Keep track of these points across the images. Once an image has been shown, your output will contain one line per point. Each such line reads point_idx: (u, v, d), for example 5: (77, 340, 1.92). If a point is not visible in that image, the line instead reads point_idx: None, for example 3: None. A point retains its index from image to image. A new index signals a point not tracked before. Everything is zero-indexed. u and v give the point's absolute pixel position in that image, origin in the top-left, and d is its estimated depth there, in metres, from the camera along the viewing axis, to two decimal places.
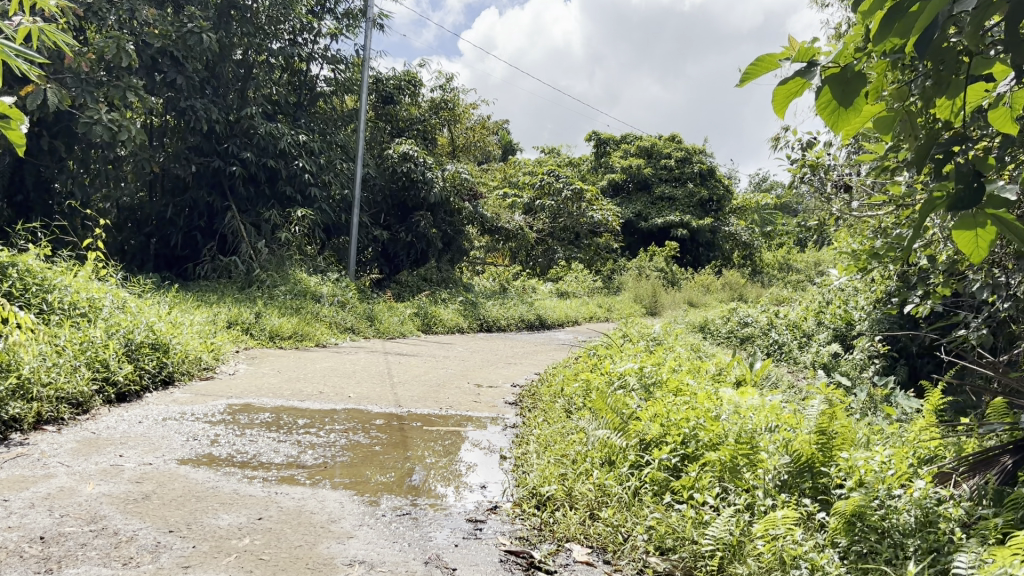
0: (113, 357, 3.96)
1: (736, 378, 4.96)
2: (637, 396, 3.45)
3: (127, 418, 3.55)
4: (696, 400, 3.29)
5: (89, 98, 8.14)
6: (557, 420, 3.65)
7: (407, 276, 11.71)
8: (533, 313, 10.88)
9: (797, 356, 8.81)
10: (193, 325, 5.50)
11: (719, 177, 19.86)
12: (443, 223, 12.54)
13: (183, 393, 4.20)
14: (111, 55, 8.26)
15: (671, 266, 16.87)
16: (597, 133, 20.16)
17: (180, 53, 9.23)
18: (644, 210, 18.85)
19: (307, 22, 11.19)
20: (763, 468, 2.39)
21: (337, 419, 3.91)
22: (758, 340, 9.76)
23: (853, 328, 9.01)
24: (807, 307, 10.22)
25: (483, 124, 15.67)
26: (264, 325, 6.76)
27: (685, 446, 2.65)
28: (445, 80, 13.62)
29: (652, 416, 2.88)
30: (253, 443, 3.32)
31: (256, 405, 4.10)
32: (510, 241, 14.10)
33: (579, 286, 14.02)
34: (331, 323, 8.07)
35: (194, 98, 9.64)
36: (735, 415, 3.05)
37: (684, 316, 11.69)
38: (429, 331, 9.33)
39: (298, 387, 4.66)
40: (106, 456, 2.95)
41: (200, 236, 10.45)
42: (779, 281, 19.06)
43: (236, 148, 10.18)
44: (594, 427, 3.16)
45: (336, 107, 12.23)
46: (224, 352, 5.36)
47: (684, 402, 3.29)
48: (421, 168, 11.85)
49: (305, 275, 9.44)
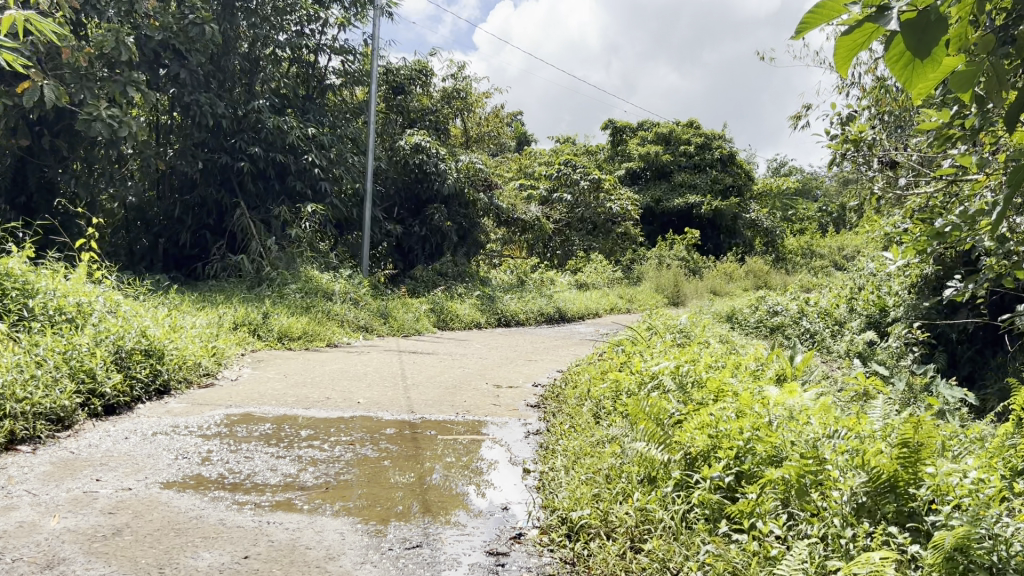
0: (100, 366, 3.64)
1: (775, 374, 4.57)
2: (676, 401, 3.08)
3: (113, 434, 3.23)
4: (743, 406, 2.92)
5: (88, 94, 7.84)
6: (587, 428, 3.28)
7: (422, 271, 11.38)
8: (553, 307, 10.52)
9: (831, 345, 8.39)
10: (194, 328, 5.18)
11: (739, 162, 19.37)
12: (458, 215, 12.20)
13: (178, 403, 3.88)
14: (110, 49, 7.96)
15: (692, 254, 16.42)
16: (612, 121, 19.71)
17: (182, 45, 8.94)
18: (663, 197, 18.41)
19: (314, 12, 10.87)
20: (834, 492, 2.03)
21: (344, 429, 3.57)
22: (789, 329, 9.33)
23: (887, 314, 8.60)
24: (838, 294, 9.77)
25: (496, 113, 15.29)
26: (272, 325, 6.43)
27: (738, 462, 2.29)
28: (457, 69, 13.28)
29: (697, 426, 2.53)
30: (249, 461, 2.99)
31: (257, 416, 3.77)
32: (526, 233, 13.80)
33: (598, 277, 13.61)
34: (343, 322, 7.73)
35: (198, 92, 9.34)
36: (792, 422, 2.68)
37: (710, 306, 11.27)
38: (445, 328, 8.99)
39: (304, 392, 4.32)
40: (80, 481, 2.62)
41: (209, 235, 10.15)
42: (804, 269, 18.54)
43: (244, 143, 9.87)
44: (631, 438, 2.80)
45: (345, 99, 11.90)
46: (225, 356, 5.04)
47: (729, 407, 2.92)
48: (434, 159, 11.52)
49: (317, 272, 9.12)
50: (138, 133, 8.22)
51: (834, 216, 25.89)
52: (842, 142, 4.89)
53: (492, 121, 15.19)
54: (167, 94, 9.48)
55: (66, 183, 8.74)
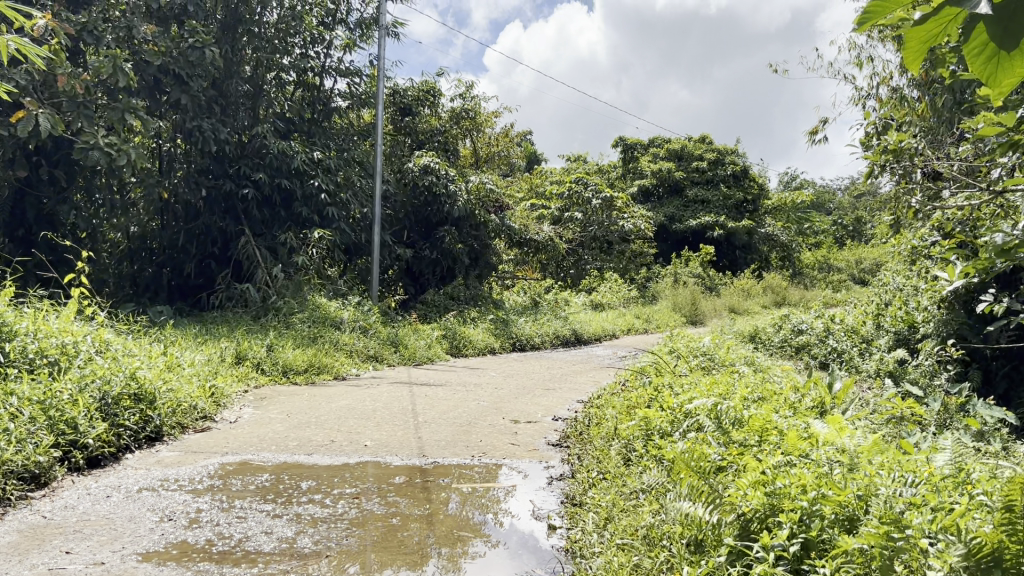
0: (82, 415, 3.36)
1: (813, 404, 4.23)
2: (719, 449, 2.76)
3: (93, 492, 2.94)
4: (796, 456, 2.60)
5: (86, 122, 7.61)
6: (617, 476, 2.95)
7: (433, 295, 11.08)
8: (569, 329, 10.20)
9: (860, 364, 8.00)
10: (191, 366, 4.91)
11: (753, 177, 19.04)
12: (469, 237, 11.91)
13: (171, 452, 3.58)
14: (107, 75, 7.75)
15: (708, 271, 16.07)
16: (623, 138, 19.43)
17: (183, 70, 8.73)
18: (677, 214, 18.11)
19: (319, 34, 10.67)
20: (926, 571, 1.70)
21: (348, 478, 3.26)
22: (814, 348, 8.97)
23: (917, 330, 8.22)
24: (864, 309, 9.39)
25: (506, 133, 15.03)
26: (276, 358, 6.15)
27: (803, 527, 1.97)
28: (465, 88, 13.04)
29: (751, 484, 2.21)
30: (242, 522, 2.68)
31: (255, 465, 3.46)
32: (539, 253, 13.49)
33: (614, 296, 13.29)
34: (352, 352, 7.43)
35: (201, 118, 9.12)
36: (857, 473, 2.35)
37: (731, 325, 10.91)
38: (458, 354, 8.68)
39: (307, 434, 4.02)
40: (46, 554, 2.32)
41: (214, 264, 9.90)
42: (823, 284, 18.17)
43: (249, 169, 9.64)
44: (672, 496, 2.47)
45: (351, 122, 11.69)
46: (225, 396, 4.75)
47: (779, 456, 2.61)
48: (443, 181, 11.23)
49: (324, 300, 8.84)
50: (137, 161, 7.98)
51: (850, 228, 25.44)
52: (881, 150, 4.56)
53: (502, 141, 14.93)
54: (168, 121, 9.26)
55: (66, 214, 8.51)
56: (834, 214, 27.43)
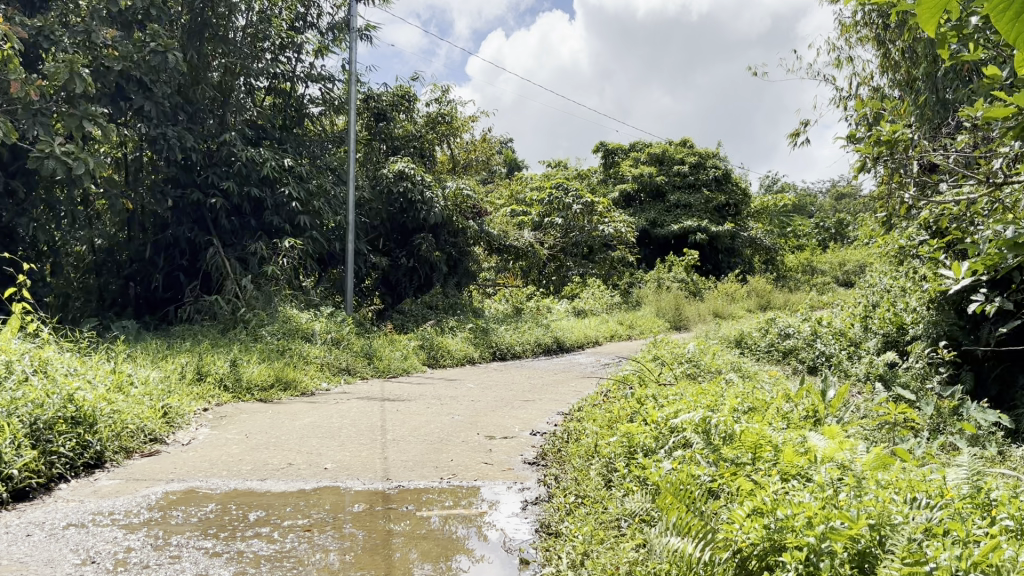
0: (7, 442, 3.03)
1: (805, 413, 3.98)
2: (709, 471, 2.50)
3: (12, 531, 2.62)
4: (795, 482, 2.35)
5: (41, 130, 7.23)
6: (596, 501, 2.68)
7: (411, 304, 10.76)
8: (551, 337, 9.93)
9: (849, 367, 7.76)
10: (144, 384, 4.59)
11: (735, 180, 18.86)
12: (447, 244, 11.63)
13: (109, 480, 3.27)
14: (63, 81, 7.38)
15: (692, 276, 15.85)
16: (603, 143, 19.24)
17: (145, 75, 8.37)
18: (659, 218, 17.89)
19: (289, 38, 10.35)
20: None
21: (302, 508, 2.96)
22: (802, 352, 8.73)
23: (905, 332, 7.98)
24: (851, 312, 9.14)
25: (484, 139, 14.77)
26: (240, 374, 5.82)
27: (812, 568, 1.71)
28: (441, 92, 12.76)
29: (748, 518, 1.95)
30: (175, 564, 2.37)
31: (201, 493, 3.16)
32: (520, 259, 13.21)
33: (596, 302, 13.05)
34: (323, 365, 7.11)
35: (165, 125, 8.78)
36: (865, 496, 2.10)
37: (716, 329, 10.66)
38: (435, 365, 8.38)
39: (263, 457, 3.72)
40: None
41: (182, 276, 9.48)
42: (806, 287, 18.01)
43: (217, 177, 9.30)
44: (659, 529, 2.20)
45: (325, 129, 11.37)
46: (179, 416, 4.43)
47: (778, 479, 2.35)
48: (419, 187, 10.93)
49: (296, 311, 8.50)
50: (96, 171, 7.56)
51: (832, 230, 25.34)
52: (876, 145, 4.30)
53: (480, 147, 14.66)
54: (132, 128, 8.91)
55: (25, 227, 8.15)
56: (816, 216, 27.33)
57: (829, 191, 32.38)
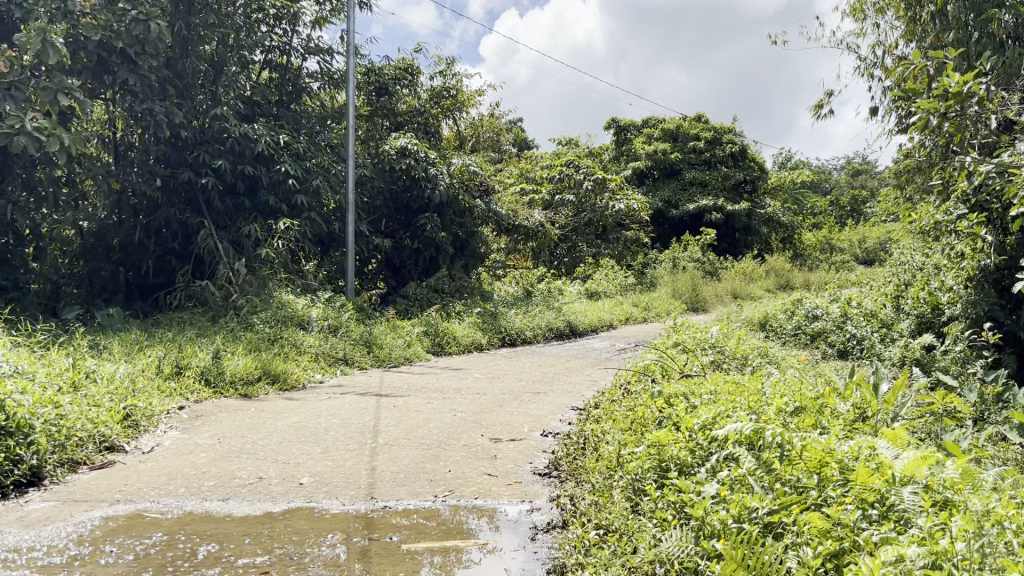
0: None
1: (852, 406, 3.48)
2: (767, 501, 2.00)
3: None
4: (886, 527, 1.86)
5: (12, 105, 6.69)
6: (625, 536, 2.18)
7: (415, 288, 10.23)
8: (563, 320, 9.40)
9: (882, 351, 7.17)
10: (107, 382, 4.09)
11: (752, 155, 18.19)
12: (453, 224, 11.09)
13: (42, 502, 2.75)
14: (36, 51, 6.80)
15: (708, 255, 15.25)
16: (615, 120, 18.61)
17: (130, 47, 7.80)
18: (674, 197, 17.27)
19: (284, 9, 9.85)
20: None
21: (264, 540, 2.44)
22: (831, 334, 8.16)
23: (942, 313, 7.38)
24: (882, 291, 8.55)
25: (491, 115, 14.18)
26: (222, 368, 5.32)
27: None
28: (446, 65, 12.20)
29: None
30: None
31: (148, 519, 2.63)
32: (530, 240, 12.63)
33: (610, 284, 12.52)
34: (318, 355, 6.61)
35: (152, 101, 8.25)
36: (994, 553, 1.60)
37: (738, 311, 10.09)
38: (441, 352, 7.87)
39: (231, 470, 3.20)
40: None
41: (174, 260, 8.95)
42: (825, 266, 17.44)
43: (208, 155, 8.76)
44: None
45: (324, 104, 10.83)
46: (144, 418, 3.91)
47: (867, 526, 1.85)
48: (423, 164, 10.38)
49: (291, 297, 7.98)
50: (72, 147, 7.02)
51: (848, 207, 24.66)
52: (929, 103, 3.76)
53: (487, 124, 14.08)
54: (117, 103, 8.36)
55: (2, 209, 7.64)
56: (832, 193, 26.63)
57: (845, 168, 31.62)
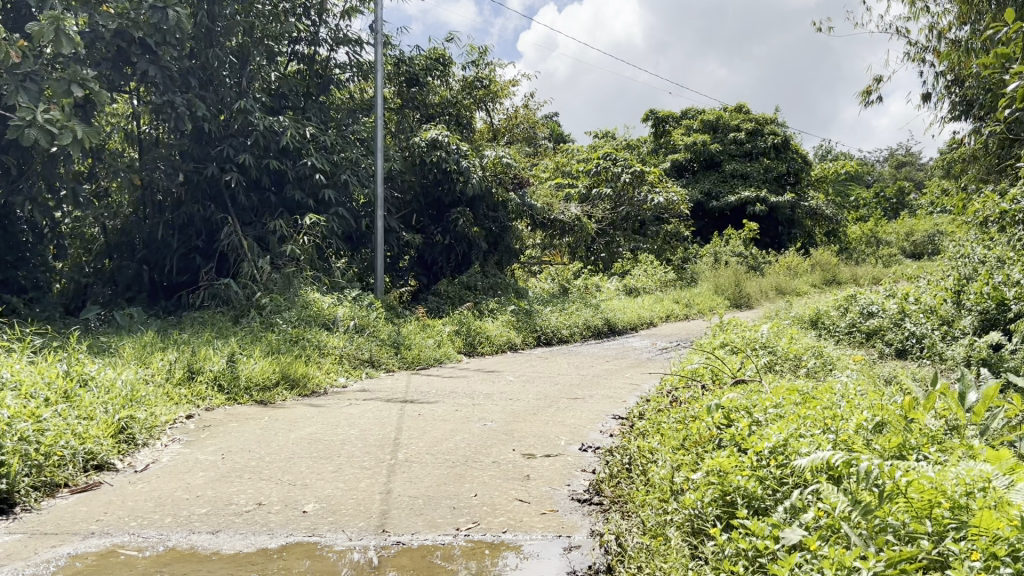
0: None
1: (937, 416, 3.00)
2: (871, 560, 1.57)
3: None
4: None
5: (24, 96, 6.40)
6: None
7: (447, 285, 9.84)
8: (600, 318, 8.96)
9: (944, 350, 6.60)
10: (104, 390, 3.77)
11: (796, 146, 17.51)
12: (486, 219, 10.69)
13: (7, 535, 2.40)
14: (48, 39, 6.50)
15: (750, 249, 14.67)
16: (653, 111, 18.09)
17: (150, 36, 7.49)
18: (714, 189, 16.71)
19: None
20: None
21: None
22: (888, 332, 7.61)
23: (1013, 309, 6.59)
24: (941, 285, 7.88)
25: (526, 106, 13.75)
26: (236, 372, 4.98)
27: None
28: (478, 55, 11.80)
29: None
30: None
31: (122, 557, 2.26)
32: (566, 235, 12.20)
33: (648, 280, 12.04)
34: (342, 357, 6.26)
35: (173, 93, 7.94)
36: None
37: (787, 308, 9.54)
38: (472, 353, 7.47)
39: (228, 494, 2.82)
40: None
41: (199, 258, 8.65)
42: (873, 260, 16.73)
43: (232, 149, 8.44)
44: None
45: (353, 96, 10.49)
46: (144, 431, 3.57)
47: None
48: (454, 156, 9.93)
49: (316, 295, 7.63)
50: (86, 141, 6.72)
51: (894, 201, 23.81)
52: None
53: (521, 116, 13.66)
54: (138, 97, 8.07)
55: (21, 206, 7.41)
56: (878, 185, 25.76)
57: (890, 158, 30.63)
